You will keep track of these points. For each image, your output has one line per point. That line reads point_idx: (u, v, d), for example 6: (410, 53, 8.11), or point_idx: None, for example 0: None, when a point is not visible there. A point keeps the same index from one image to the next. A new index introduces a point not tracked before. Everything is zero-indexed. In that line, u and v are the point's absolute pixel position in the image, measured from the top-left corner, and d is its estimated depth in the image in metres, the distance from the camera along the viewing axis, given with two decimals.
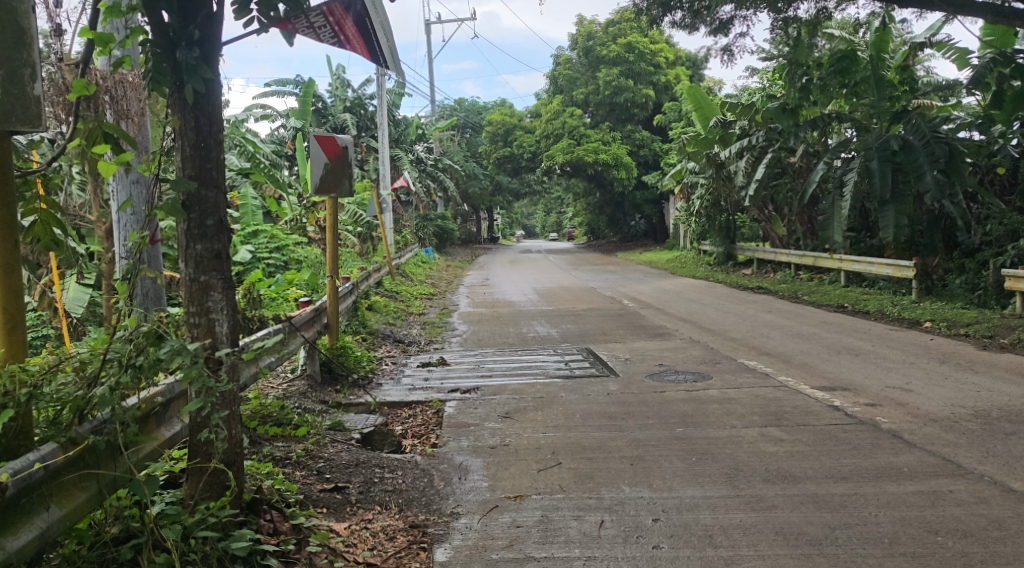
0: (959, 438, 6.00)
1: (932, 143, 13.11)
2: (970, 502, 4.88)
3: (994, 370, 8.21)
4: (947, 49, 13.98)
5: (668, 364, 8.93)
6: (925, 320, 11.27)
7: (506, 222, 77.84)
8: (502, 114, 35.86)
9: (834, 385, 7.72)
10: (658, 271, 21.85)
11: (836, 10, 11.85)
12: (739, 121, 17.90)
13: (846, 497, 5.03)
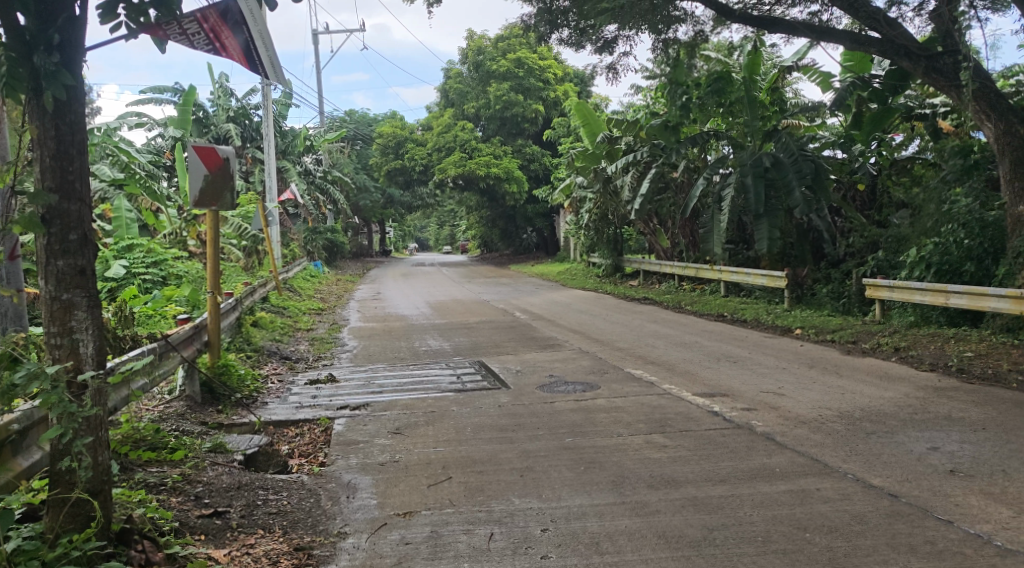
0: (826, 438, 6.35)
1: (800, 160, 13.87)
2: (835, 498, 5.17)
3: (858, 374, 8.75)
4: (812, 72, 14.86)
5: (558, 375, 9.07)
6: (797, 327, 11.89)
7: (399, 235, 77.27)
8: (393, 126, 35.62)
9: (714, 391, 8.03)
10: (549, 283, 22.16)
11: (712, 34, 12.46)
12: (626, 137, 18.44)
13: (724, 499, 5.24)
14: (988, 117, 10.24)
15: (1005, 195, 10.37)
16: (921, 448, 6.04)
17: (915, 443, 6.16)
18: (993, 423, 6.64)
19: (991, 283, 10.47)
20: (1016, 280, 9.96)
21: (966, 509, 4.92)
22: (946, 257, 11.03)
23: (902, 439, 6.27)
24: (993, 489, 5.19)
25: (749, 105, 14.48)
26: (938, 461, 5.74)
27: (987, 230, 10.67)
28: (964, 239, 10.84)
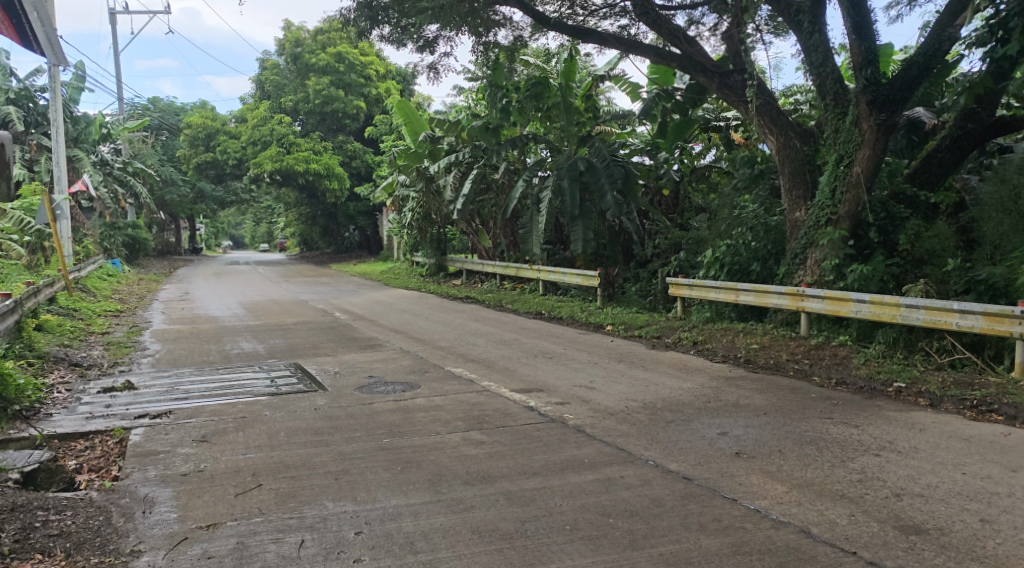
0: (631, 428, 6.70)
1: (610, 165, 14.54)
2: (636, 484, 5.46)
3: (661, 367, 9.30)
4: (622, 82, 15.61)
5: (377, 376, 8.97)
6: (608, 323, 12.45)
7: (211, 231, 73.35)
8: (202, 116, 33.79)
9: (530, 387, 8.25)
10: (371, 283, 21.84)
11: (531, 40, 12.86)
12: (447, 137, 18.54)
13: (535, 491, 5.39)
14: (770, 131, 11.18)
15: (785, 202, 11.37)
16: (712, 434, 6.51)
17: (707, 429, 6.63)
18: (774, 408, 7.27)
19: (774, 281, 11.48)
20: (794, 278, 10.96)
21: (748, 487, 5.36)
22: (737, 257, 11.94)
23: (696, 426, 6.73)
24: (771, 468, 5.69)
25: (565, 111, 15.01)
26: (727, 445, 6.21)
27: (770, 233, 11.70)
28: (751, 241, 11.79)
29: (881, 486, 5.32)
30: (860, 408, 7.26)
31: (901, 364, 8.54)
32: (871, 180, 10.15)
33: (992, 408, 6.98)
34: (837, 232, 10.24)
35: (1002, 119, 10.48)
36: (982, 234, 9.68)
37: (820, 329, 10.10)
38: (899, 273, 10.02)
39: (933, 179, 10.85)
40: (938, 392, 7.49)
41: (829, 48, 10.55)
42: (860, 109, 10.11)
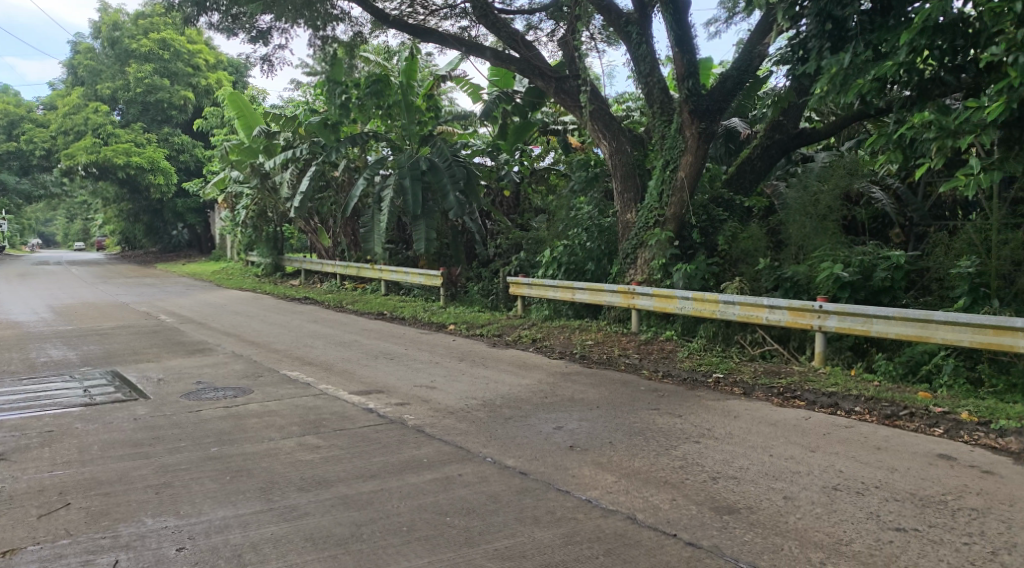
0: (470, 426, 6.75)
1: (452, 165, 14.61)
2: (474, 481, 5.51)
3: (502, 364, 9.43)
4: (463, 83, 15.71)
5: (207, 382, 8.53)
6: (450, 323, 12.47)
7: (17, 229, 67.15)
8: (3, 102, 30.95)
9: (369, 388, 8.13)
10: (201, 283, 20.76)
11: (370, 36, 12.68)
12: (284, 132, 17.89)
13: (372, 494, 5.31)
14: (604, 136, 11.64)
15: (617, 204, 11.83)
16: (548, 429, 6.67)
17: (543, 424, 6.79)
18: (606, 402, 7.56)
19: (607, 280, 11.93)
20: (626, 277, 11.43)
21: (580, 478, 5.54)
22: (573, 257, 12.29)
23: (532, 422, 6.87)
24: (602, 459, 5.91)
25: (405, 110, 14.90)
26: (561, 439, 6.39)
27: (603, 233, 12.14)
28: (587, 242, 12.18)
29: (700, 470, 5.66)
30: (683, 399, 7.69)
31: (720, 356, 9.11)
32: (694, 185, 10.81)
33: (795, 394, 7.58)
34: (663, 233, 10.78)
35: (804, 130, 11.40)
36: (788, 235, 10.48)
37: (649, 324, 10.60)
38: (718, 271, 10.70)
39: (746, 184, 11.71)
40: (751, 381, 8.04)
41: (656, 59, 11.08)
42: (683, 118, 10.73)
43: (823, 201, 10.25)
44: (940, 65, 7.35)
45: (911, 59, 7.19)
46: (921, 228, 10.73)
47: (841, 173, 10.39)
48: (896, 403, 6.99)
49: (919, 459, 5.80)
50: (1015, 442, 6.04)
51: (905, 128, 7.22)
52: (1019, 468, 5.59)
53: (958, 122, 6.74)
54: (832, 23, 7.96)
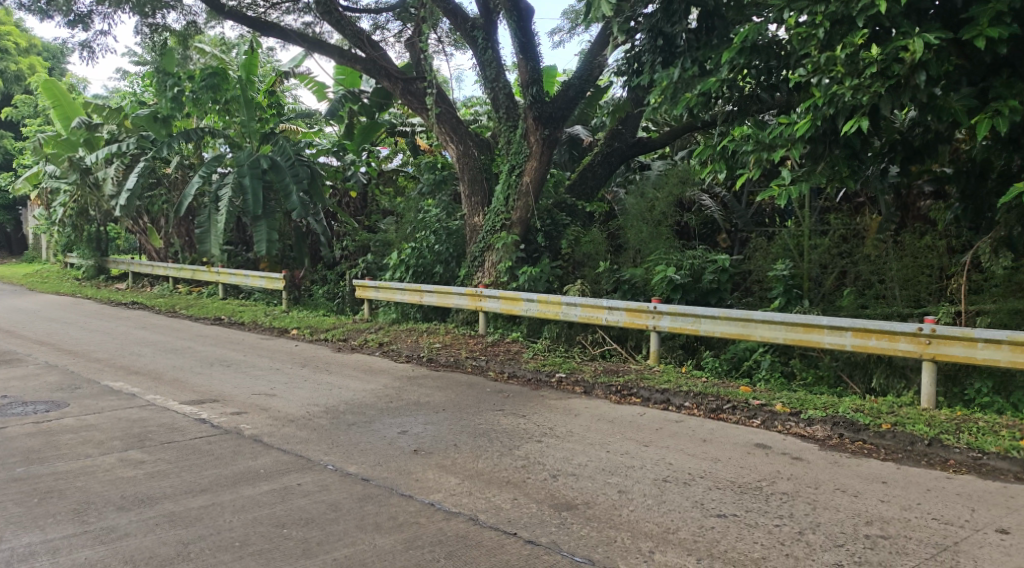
0: (310, 434, 6.58)
1: (295, 164, 14.21)
2: (313, 491, 5.38)
3: (346, 369, 9.26)
4: (308, 81, 15.33)
5: (15, 396, 7.84)
6: (293, 327, 12.09)
7: None
8: None
9: (202, 398, 7.75)
10: (12, 288, 19.04)
11: (205, 27, 12.12)
12: (109, 124, 16.80)
13: (202, 509, 5.08)
14: (451, 139, 11.69)
15: (464, 207, 11.90)
16: (392, 433, 6.62)
17: (387, 429, 6.73)
18: (451, 405, 7.58)
19: (455, 283, 11.96)
20: (474, 279, 11.49)
21: (423, 482, 5.53)
22: (421, 260, 12.21)
23: (376, 427, 6.80)
24: (446, 462, 5.93)
25: (245, 105, 14.27)
26: (405, 443, 6.36)
27: (451, 236, 12.16)
28: (435, 244, 12.13)
29: (542, 469, 5.80)
30: (527, 399, 7.83)
31: (563, 356, 9.37)
32: (539, 190, 11.08)
33: (632, 391, 7.91)
34: (510, 236, 10.94)
35: (641, 140, 11.91)
36: (626, 240, 10.94)
37: (496, 326, 10.74)
38: (562, 274, 10.99)
39: (589, 190, 12.09)
40: (591, 379, 8.32)
41: (501, 65, 11.26)
42: (528, 124, 10.99)
43: (658, 207, 10.75)
44: (758, 83, 7.91)
45: (733, 76, 7.71)
46: (744, 234, 11.46)
47: (676, 181, 11.00)
48: (720, 398, 7.43)
49: (739, 449, 6.22)
50: (821, 430, 6.59)
51: (728, 141, 7.77)
52: (824, 453, 6.11)
53: (773, 136, 7.34)
54: (663, 39, 8.37)
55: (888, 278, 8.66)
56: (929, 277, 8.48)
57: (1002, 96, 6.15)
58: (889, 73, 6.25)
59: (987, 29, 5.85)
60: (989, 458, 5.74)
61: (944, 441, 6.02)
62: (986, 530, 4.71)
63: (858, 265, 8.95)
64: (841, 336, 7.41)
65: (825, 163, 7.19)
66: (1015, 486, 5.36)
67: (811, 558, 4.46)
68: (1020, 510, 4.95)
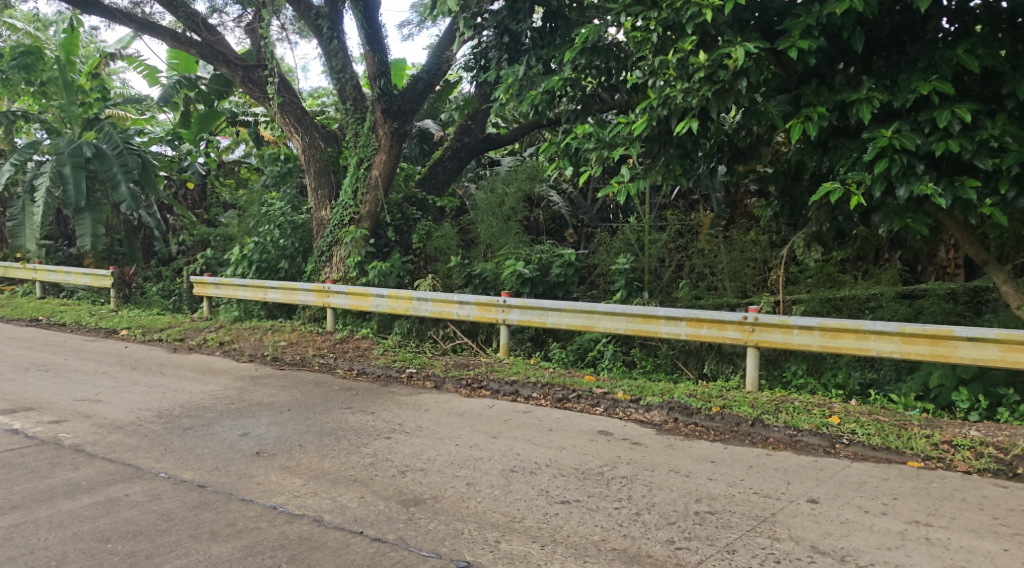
0: (141, 441, 6.23)
1: (124, 153, 13.30)
2: (143, 501, 5.10)
3: (181, 371, 8.80)
4: (137, 64, 14.43)
5: None
6: (122, 327, 11.35)
7: None
8: None
9: (16, 406, 7.16)
10: None
11: (16, 1, 11.15)
12: None
13: (14, 528, 4.70)
14: (295, 130, 11.38)
15: (311, 201, 11.60)
16: (232, 436, 6.38)
17: (227, 431, 6.48)
18: (296, 404, 7.39)
19: (301, 279, 11.64)
20: (321, 275, 11.21)
21: (265, 485, 5.37)
22: (264, 255, 11.78)
23: (215, 430, 6.53)
24: (289, 463, 5.78)
25: (64, 88, 13.19)
26: (246, 445, 6.15)
27: (297, 230, 11.76)
28: (279, 238, 11.71)
29: (389, 465, 5.76)
30: (375, 396, 7.76)
31: (414, 352, 9.34)
32: (388, 184, 10.99)
33: (482, 384, 8.00)
34: (359, 231, 10.76)
35: (491, 135, 12.07)
36: (477, 234, 11.04)
37: (345, 322, 10.55)
38: (412, 268, 10.94)
39: (439, 185, 12.15)
40: (441, 373, 8.33)
41: (348, 55, 11.05)
42: (376, 116, 10.88)
43: (507, 202, 10.91)
44: (600, 81, 8.13)
45: (575, 75, 7.96)
46: (590, 229, 11.87)
47: (525, 177, 11.20)
48: (566, 387, 7.65)
49: (582, 437, 6.43)
50: (658, 415, 6.94)
51: (571, 139, 8.00)
52: (660, 437, 6.43)
53: (612, 135, 7.64)
54: (509, 36, 8.51)
55: (718, 270, 9.24)
56: (755, 269, 9.11)
57: (812, 103, 6.68)
58: (715, 78, 6.64)
59: (798, 41, 6.33)
60: (803, 435, 6.24)
61: (766, 421, 6.49)
62: (799, 500, 5.12)
63: (692, 259, 9.46)
64: (676, 325, 7.82)
65: (660, 161, 7.56)
66: (825, 459, 5.85)
67: (646, 537, 4.69)
68: (829, 481, 5.42)
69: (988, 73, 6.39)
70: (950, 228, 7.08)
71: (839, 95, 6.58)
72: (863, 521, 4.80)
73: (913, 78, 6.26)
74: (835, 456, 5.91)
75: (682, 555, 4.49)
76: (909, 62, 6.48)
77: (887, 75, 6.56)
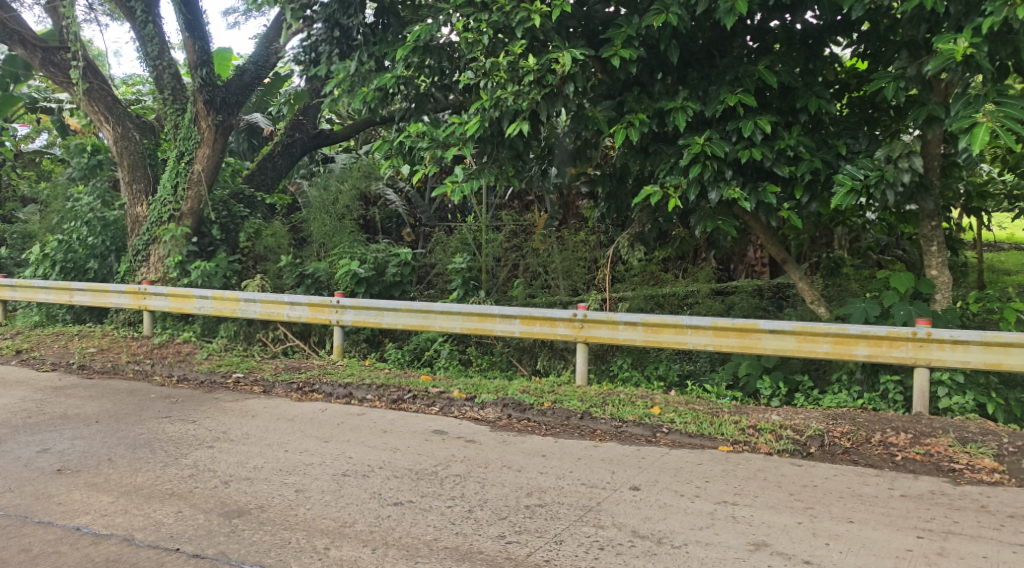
0: None
1: None
2: None
3: None
4: None
5: None
6: None
7: None
8: None
9: None
10: None
11: None
12: None
13: None
14: (106, 119, 10.60)
15: (124, 196, 10.83)
16: (30, 453, 5.86)
17: (23, 448, 5.94)
18: (107, 415, 6.89)
19: (114, 280, 10.86)
20: (136, 276, 10.50)
21: (66, 505, 4.97)
22: (70, 254, 10.89)
23: (9, 448, 5.97)
24: (96, 479, 5.38)
25: None
26: (47, 463, 5.67)
27: (108, 228, 10.92)
28: (88, 237, 10.86)
29: (211, 476, 5.49)
30: (196, 403, 7.37)
31: (240, 356, 8.95)
32: (212, 179, 10.49)
33: (313, 387, 7.80)
34: (179, 229, 10.17)
35: (323, 131, 11.81)
36: (309, 232, 10.71)
37: (164, 327, 9.95)
38: (239, 268, 10.47)
39: (267, 181, 11.72)
40: (271, 378, 8.04)
41: (165, 42, 10.43)
42: (197, 108, 10.35)
43: (341, 200, 10.67)
44: (432, 80, 8.05)
45: (408, 73, 7.92)
46: (427, 228, 11.85)
47: (360, 175, 11.00)
48: (401, 388, 7.60)
49: (416, 437, 6.41)
50: (492, 412, 7.03)
51: (404, 137, 7.91)
52: (494, 434, 6.52)
53: (446, 134, 7.64)
54: (339, 31, 8.33)
55: (551, 269, 9.49)
56: (585, 267, 9.46)
57: (634, 110, 7.00)
58: (544, 83, 6.82)
59: (620, 49, 6.60)
60: (627, 425, 6.53)
61: (594, 414, 6.74)
62: (623, 488, 5.35)
63: (526, 258, 9.67)
64: (510, 324, 7.96)
65: (492, 161, 7.66)
66: (647, 448, 6.15)
67: (478, 534, 4.75)
68: (650, 468, 5.70)
69: (785, 88, 6.94)
70: (755, 229, 7.63)
71: (658, 104, 6.93)
72: (679, 504, 5.10)
73: (721, 89, 6.69)
74: (656, 444, 6.23)
75: (512, 549, 4.57)
76: (718, 74, 6.91)
77: (699, 85, 6.97)
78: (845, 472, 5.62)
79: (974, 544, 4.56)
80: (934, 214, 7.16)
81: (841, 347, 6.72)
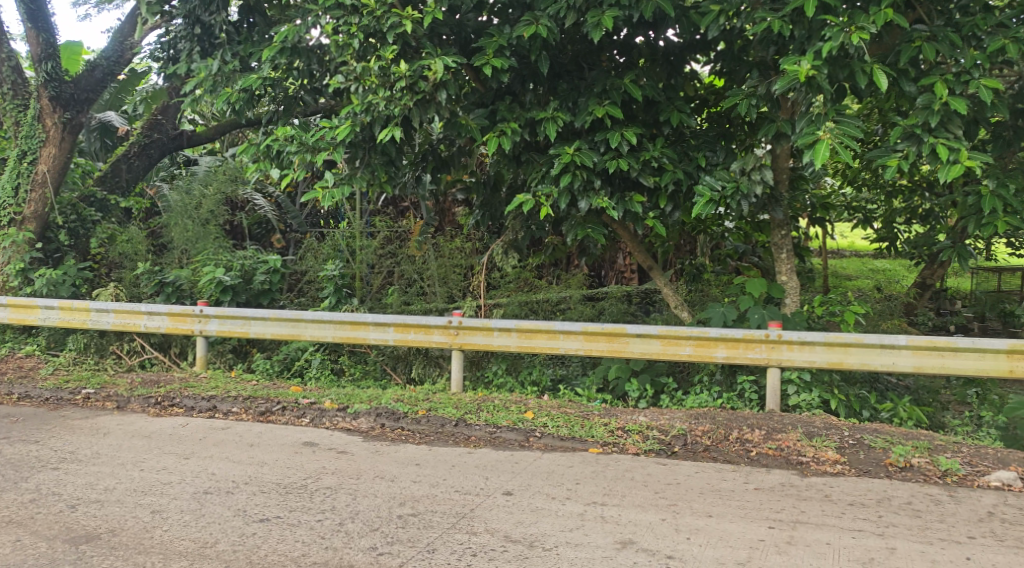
0: None
1: None
2: None
3: None
4: None
5: None
6: None
7: None
8: None
9: None
10: None
11: None
12: None
13: None
14: None
15: None
16: None
17: None
18: None
19: None
20: None
21: None
22: None
23: None
24: None
25: None
26: None
27: None
28: None
29: (55, 500, 5.12)
30: (40, 422, 6.85)
31: (92, 370, 8.41)
32: (59, 181, 9.84)
33: (174, 402, 7.42)
34: (21, 235, 9.48)
35: (185, 132, 11.31)
36: (169, 239, 10.16)
37: (4, 340, 9.21)
38: (91, 277, 9.84)
39: (123, 183, 11.08)
40: (125, 393, 7.58)
41: (5, 32, 9.68)
42: (42, 104, 9.72)
43: (205, 205, 10.14)
44: (300, 82, 7.92)
45: (275, 74, 7.69)
46: (297, 235, 11.54)
47: (226, 178, 10.54)
48: (269, 400, 7.36)
49: (285, 450, 6.22)
50: (365, 421, 6.90)
51: (271, 140, 7.65)
52: (366, 444, 6.41)
53: (315, 138, 7.45)
54: (201, 27, 8.01)
55: (427, 276, 9.40)
56: (462, 275, 9.49)
57: (506, 119, 7.07)
58: (416, 89, 6.78)
59: (492, 58, 6.63)
60: (501, 431, 6.56)
61: (468, 421, 6.74)
62: (495, 494, 5.38)
63: (402, 265, 9.51)
64: (384, 331, 7.86)
65: (364, 167, 7.55)
66: (519, 453, 6.20)
67: (348, 546, 4.65)
68: (523, 473, 5.76)
69: (650, 101, 7.20)
70: (623, 237, 7.87)
71: (529, 114, 7.03)
72: (550, 507, 5.17)
73: (590, 101, 6.85)
74: (529, 449, 6.29)
75: (384, 560, 4.51)
76: (587, 86, 7.08)
77: (568, 97, 7.12)
78: (705, 469, 5.86)
79: (819, 532, 4.85)
80: (784, 223, 7.62)
81: (702, 349, 7.02)
